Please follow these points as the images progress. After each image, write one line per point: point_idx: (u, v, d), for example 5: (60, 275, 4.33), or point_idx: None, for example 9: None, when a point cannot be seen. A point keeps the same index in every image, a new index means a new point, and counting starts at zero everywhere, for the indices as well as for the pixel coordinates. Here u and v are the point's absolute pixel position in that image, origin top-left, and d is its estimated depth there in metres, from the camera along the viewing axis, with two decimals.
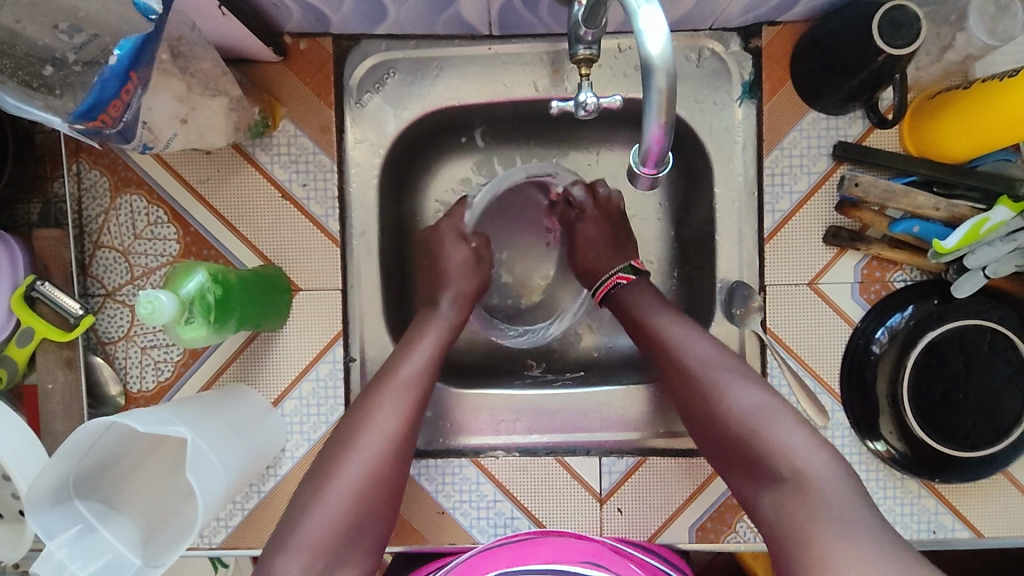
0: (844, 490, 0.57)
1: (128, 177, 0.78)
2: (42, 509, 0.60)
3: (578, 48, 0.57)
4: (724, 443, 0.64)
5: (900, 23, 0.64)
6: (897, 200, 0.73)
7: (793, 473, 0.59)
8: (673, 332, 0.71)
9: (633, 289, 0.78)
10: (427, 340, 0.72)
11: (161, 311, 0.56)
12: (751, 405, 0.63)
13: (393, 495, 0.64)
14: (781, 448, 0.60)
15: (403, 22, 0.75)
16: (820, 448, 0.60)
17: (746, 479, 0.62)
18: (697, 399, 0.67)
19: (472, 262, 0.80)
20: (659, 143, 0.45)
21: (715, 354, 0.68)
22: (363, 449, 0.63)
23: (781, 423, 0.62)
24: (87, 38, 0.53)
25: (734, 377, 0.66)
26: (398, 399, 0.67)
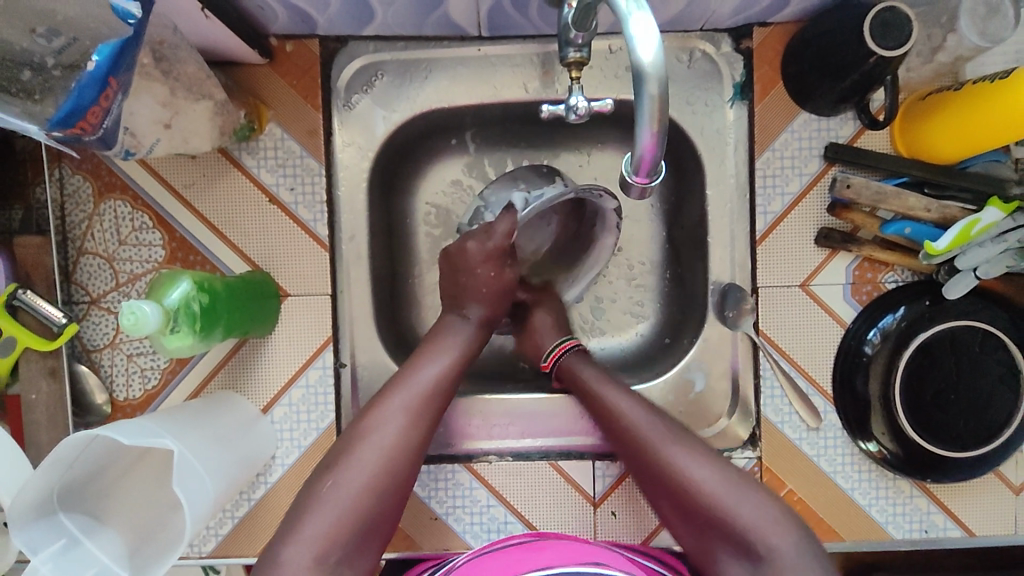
0: (818, 567, 0.56)
1: (112, 182, 0.77)
2: (26, 524, 0.59)
3: (568, 51, 0.57)
4: (689, 515, 0.63)
5: (891, 24, 0.64)
6: (889, 202, 0.73)
7: (768, 551, 0.57)
8: (621, 406, 0.70)
9: (575, 361, 0.77)
10: (444, 354, 0.69)
11: (144, 322, 0.54)
12: (710, 481, 0.62)
13: (394, 510, 0.61)
14: (748, 523, 0.59)
15: (391, 23, 0.75)
16: (786, 520, 0.59)
17: (718, 553, 0.61)
18: (657, 476, 0.65)
19: (497, 288, 0.74)
20: (652, 151, 0.44)
21: (658, 422, 0.68)
22: (378, 450, 0.60)
23: (744, 497, 0.61)
24: (65, 42, 0.51)
25: (689, 448, 0.65)
26: (416, 407, 0.64)
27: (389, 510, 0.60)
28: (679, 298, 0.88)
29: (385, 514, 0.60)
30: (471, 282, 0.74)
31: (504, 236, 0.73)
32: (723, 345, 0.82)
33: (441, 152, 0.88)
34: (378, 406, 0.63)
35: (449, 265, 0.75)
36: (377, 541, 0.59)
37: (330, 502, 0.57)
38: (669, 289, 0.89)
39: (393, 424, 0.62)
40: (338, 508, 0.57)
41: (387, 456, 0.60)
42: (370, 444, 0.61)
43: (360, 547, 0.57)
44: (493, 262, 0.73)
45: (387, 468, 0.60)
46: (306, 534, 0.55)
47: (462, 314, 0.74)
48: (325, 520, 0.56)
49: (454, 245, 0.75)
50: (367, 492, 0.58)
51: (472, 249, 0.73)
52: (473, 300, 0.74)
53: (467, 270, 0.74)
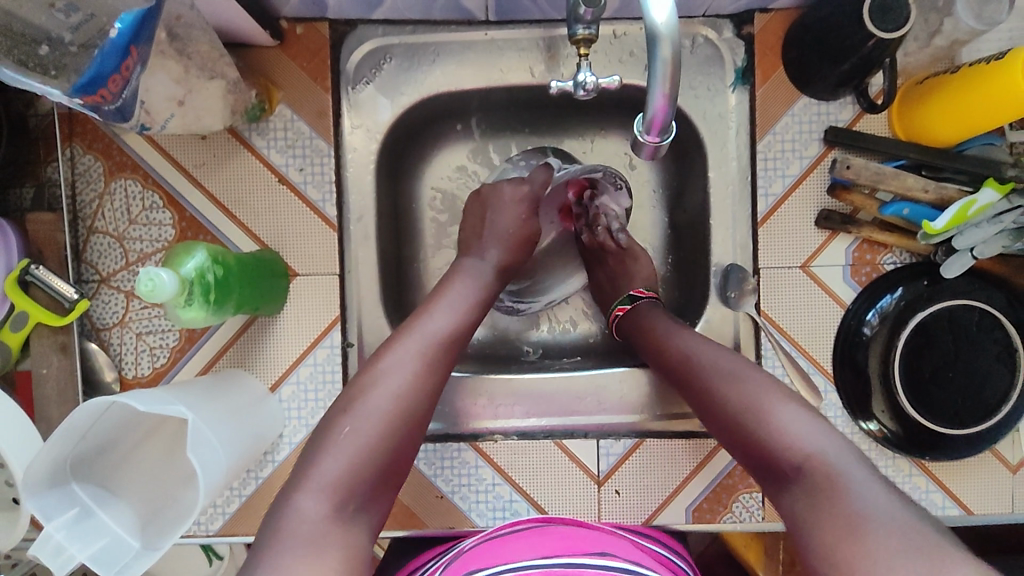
0: (856, 478, 0.54)
1: (123, 162, 0.78)
2: (40, 491, 0.59)
3: (577, 28, 0.59)
4: (733, 437, 0.62)
5: (889, 7, 0.65)
6: (887, 182, 0.74)
7: (804, 466, 0.56)
8: (675, 337, 0.70)
9: (645, 309, 0.77)
10: (462, 299, 0.70)
11: (161, 289, 0.55)
12: (751, 400, 0.61)
13: (405, 456, 0.61)
14: (788, 437, 0.58)
15: (400, 7, 0.76)
16: (828, 433, 0.58)
17: (765, 476, 0.59)
18: (702, 400, 0.65)
19: (524, 231, 0.79)
20: (664, 112, 0.47)
21: (711, 349, 0.67)
22: (393, 390, 0.60)
23: (785, 411, 0.59)
24: (83, 18, 0.52)
25: (735, 370, 0.64)
26: (431, 352, 0.64)
27: (403, 454, 0.61)
28: (681, 282, 0.90)
29: (399, 457, 0.60)
30: (500, 220, 0.78)
31: (540, 185, 0.81)
32: (724, 325, 0.83)
33: (447, 137, 0.89)
34: (392, 350, 0.63)
35: (481, 202, 0.80)
36: (391, 484, 0.60)
37: (344, 445, 0.57)
38: (671, 273, 0.91)
39: (408, 366, 0.62)
40: (351, 452, 0.57)
41: (400, 400, 0.60)
42: (382, 389, 0.60)
43: (376, 492, 0.58)
44: (525, 207, 0.80)
45: (400, 412, 0.60)
46: (319, 480, 0.55)
47: (481, 258, 0.76)
48: (340, 463, 0.56)
49: (486, 187, 0.82)
50: (384, 434, 0.59)
51: (507, 191, 0.80)
52: (494, 244, 0.77)
53: (498, 210, 0.79)
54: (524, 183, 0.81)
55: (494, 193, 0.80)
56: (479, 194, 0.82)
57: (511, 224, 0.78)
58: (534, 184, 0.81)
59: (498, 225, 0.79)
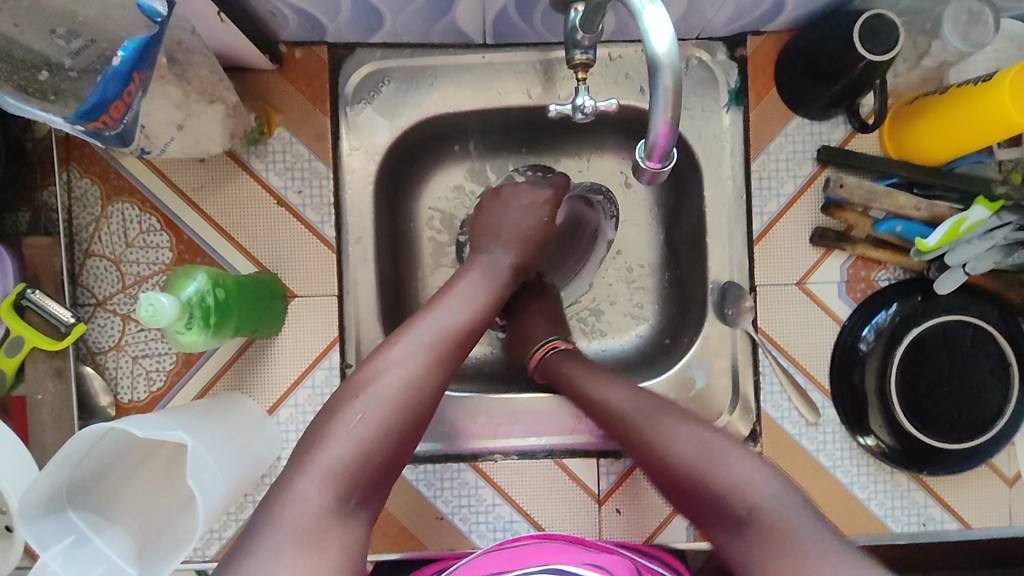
0: (803, 519, 0.53)
1: (120, 186, 0.77)
2: (36, 519, 0.59)
3: (575, 53, 0.59)
4: (672, 485, 0.61)
5: (879, 30, 0.67)
6: (880, 201, 0.76)
7: (750, 512, 0.55)
8: (608, 393, 0.70)
9: (563, 358, 0.78)
10: (478, 295, 0.70)
11: (162, 314, 0.55)
12: (687, 445, 0.60)
13: (405, 448, 0.60)
14: (727, 482, 0.57)
15: (398, 31, 0.77)
16: (769, 473, 0.57)
17: (713, 524, 0.57)
18: (639, 454, 0.64)
19: (542, 231, 0.82)
20: (665, 138, 0.47)
21: (639, 399, 0.67)
22: (395, 381, 0.60)
23: (722, 458, 0.58)
24: (83, 44, 0.53)
25: (669, 420, 0.64)
26: (435, 341, 0.63)
27: (408, 440, 0.60)
28: (679, 299, 0.90)
29: (400, 449, 0.59)
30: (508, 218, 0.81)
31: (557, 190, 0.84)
32: (722, 342, 0.84)
33: (444, 158, 0.90)
34: (401, 338, 0.63)
35: (500, 202, 0.82)
36: (392, 477, 0.59)
37: (350, 430, 0.57)
38: (668, 291, 0.92)
39: (413, 353, 0.62)
40: (359, 437, 0.56)
41: (406, 386, 0.60)
42: (390, 375, 0.60)
43: (376, 486, 0.57)
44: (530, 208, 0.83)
45: (405, 401, 0.59)
46: (318, 465, 0.55)
47: (498, 254, 0.77)
48: (341, 450, 0.56)
49: (505, 187, 0.84)
50: (388, 417, 0.58)
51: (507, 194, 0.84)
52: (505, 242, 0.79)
53: (510, 206, 0.82)
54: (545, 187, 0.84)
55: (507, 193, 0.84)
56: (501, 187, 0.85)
57: (529, 223, 0.81)
58: (555, 188, 0.84)
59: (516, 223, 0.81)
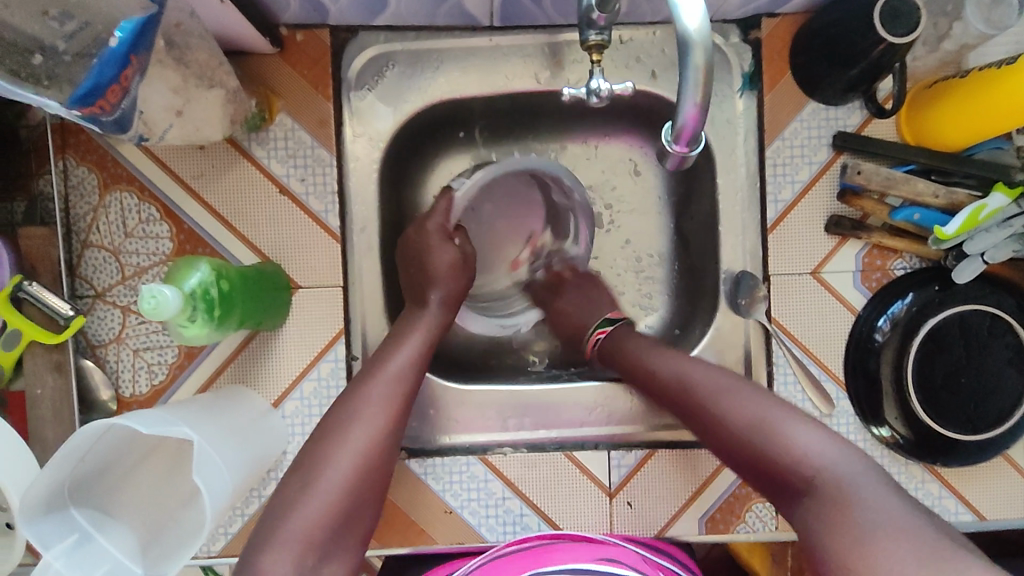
0: (865, 485, 0.53)
1: (118, 174, 0.75)
2: (37, 517, 0.57)
3: (589, 34, 0.57)
4: (746, 459, 0.61)
5: (900, 12, 0.65)
6: (898, 187, 0.74)
7: (812, 481, 0.55)
8: (672, 364, 0.70)
9: (615, 339, 0.78)
10: (414, 342, 0.71)
11: (164, 307, 0.53)
12: (757, 418, 0.61)
13: (371, 499, 0.62)
14: (796, 455, 0.57)
15: (403, 13, 0.75)
16: (835, 443, 0.57)
17: (784, 496, 0.58)
18: (704, 427, 0.65)
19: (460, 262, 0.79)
20: (694, 122, 0.45)
21: (707, 369, 0.68)
22: (351, 448, 0.61)
23: (799, 430, 0.59)
24: (78, 26, 0.51)
25: (740, 392, 0.64)
26: (382, 398, 0.65)
27: (371, 488, 0.61)
28: (689, 289, 0.88)
29: (362, 504, 0.61)
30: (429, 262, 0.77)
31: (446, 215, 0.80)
32: (734, 332, 0.82)
33: (450, 144, 0.88)
34: (348, 403, 0.64)
35: (412, 245, 0.78)
36: (360, 523, 0.60)
37: (312, 498, 0.57)
38: (678, 280, 0.90)
39: (367, 412, 0.63)
40: (323, 503, 0.57)
41: (358, 453, 0.61)
42: (342, 441, 0.61)
43: (337, 539, 0.58)
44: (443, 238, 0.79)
45: (362, 463, 0.61)
46: (282, 538, 0.55)
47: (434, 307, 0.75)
48: (302, 519, 0.56)
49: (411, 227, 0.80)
50: (353, 478, 0.60)
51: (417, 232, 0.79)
52: (436, 286, 0.76)
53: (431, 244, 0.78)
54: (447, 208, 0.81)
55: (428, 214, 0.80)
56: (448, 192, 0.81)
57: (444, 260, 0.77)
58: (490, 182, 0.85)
59: (429, 265, 0.77)
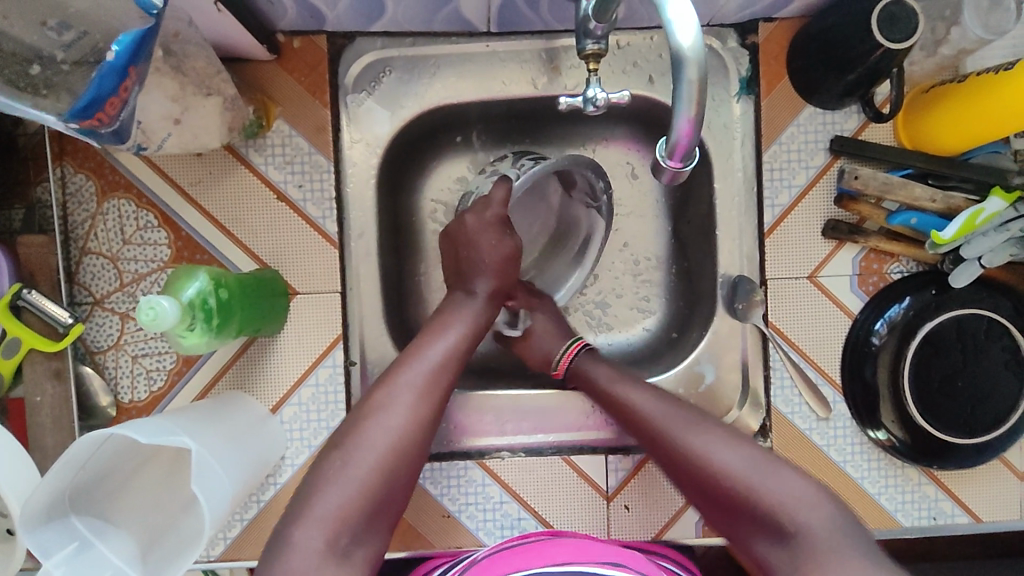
0: (843, 536, 0.56)
1: (116, 181, 0.75)
2: (38, 526, 0.57)
3: (586, 43, 0.57)
4: (722, 504, 0.62)
5: (897, 18, 0.65)
6: (896, 192, 0.73)
7: (792, 529, 0.57)
8: (640, 400, 0.71)
9: (588, 358, 0.77)
10: (452, 330, 0.69)
11: (163, 318, 0.53)
12: (731, 462, 0.63)
13: (407, 483, 0.61)
14: (770, 502, 0.59)
15: (400, 20, 0.75)
16: (811, 490, 0.60)
17: (750, 537, 0.61)
18: (674, 463, 0.66)
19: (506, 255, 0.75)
20: (688, 136, 0.45)
21: (673, 411, 0.69)
22: (388, 428, 0.61)
23: (772, 474, 0.61)
24: (76, 36, 0.51)
25: (706, 433, 0.66)
26: (424, 383, 0.64)
27: (405, 480, 0.60)
28: (686, 292, 0.88)
29: (399, 486, 0.60)
30: (477, 256, 0.74)
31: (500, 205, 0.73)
32: (731, 337, 0.82)
33: (448, 149, 0.88)
34: (386, 384, 0.64)
35: (455, 238, 0.75)
36: (393, 509, 0.60)
37: (346, 480, 0.57)
38: (675, 283, 0.90)
39: (407, 398, 0.63)
40: (350, 484, 0.57)
41: (396, 434, 0.61)
42: (380, 420, 0.61)
43: (371, 523, 0.58)
44: (496, 231, 0.74)
45: (397, 445, 0.60)
46: (317, 514, 0.55)
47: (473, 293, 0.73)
48: (336, 498, 0.56)
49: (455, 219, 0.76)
50: (384, 459, 0.59)
51: (472, 220, 0.74)
52: (480, 275, 0.74)
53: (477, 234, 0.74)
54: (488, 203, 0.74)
55: (482, 201, 0.74)
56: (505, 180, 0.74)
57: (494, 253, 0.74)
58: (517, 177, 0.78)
59: (478, 258, 0.74)
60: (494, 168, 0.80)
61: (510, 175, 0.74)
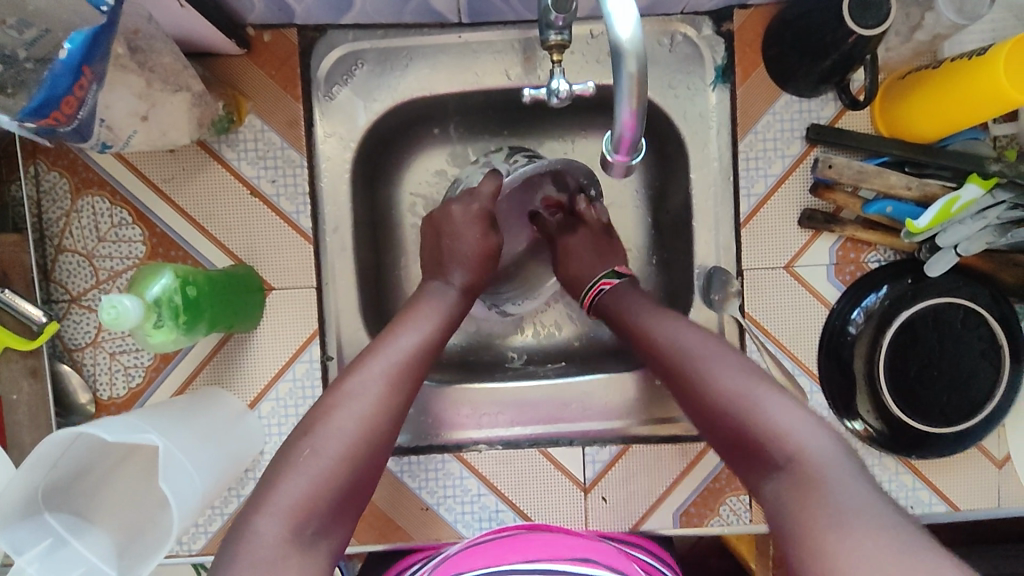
0: (843, 473, 0.52)
1: (89, 178, 0.75)
2: (11, 524, 0.58)
3: (549, 34, 0.56)
4: (722, 428, 0.60)
5: (869, 3, 0.64)
6: (870, 180, 0.73)
7: (787, 459, 0.54)
8: (662, 328, 0.68)
9: (619, 293, 0.75)
10: (426, 322, 0.68)
11: (125, 316, 0.55)
12: (736, 387, 0.59)
13: (373, 474, 0.60)
14: (769, 427, 0.56)
15: (369, 11, 0.74)
16: (813, 425, 0.55)
17: (747, 464, 0.57)
18: (686, 392, 0.63)
19: (485, 250, 0.76)
20: (631, 129, 0.46)
21: (691, 337, 0.66)
22: (354, 413, 0.60)
23: (770, 403, 0.57)
24: (37, 33, 0.51)
25: (722, 361, 0.62)
26: (394, 371, 0.63)
27: (370, 469, 0.60)
28: (665, 283, 0.88)
29: (367, 474, 0.59)
30: (459, 246, 0.75)
31: (488, 197, 0.75)
32: (709, 327, 0.83)
33: (424, 141, 0.87)
34: (357, 371, 0.62)
35: (435, 228, 0.77)
36: (358, 500, 0.59)
37: (309, 468, 0.56)
38: (655, 275, 0.89)
39: (375, 386, 0.61)
40: (315, 474, 0.56)
41: (365, 422, 0.60)
42: (351, 410, 0.60)
43: (337, 514, 0.57)
44: (481, 225, 0.75)
45: (366, 436, 0.59)
46: (281, 504, 0.54)
47: (446, 282, 0.73)
48: (302, 486, 0.55)
49: (438, 211, 0.78)
50: (351, 449, 0.58)
51: (459, 212, 0.75)
52: (457, 266, 0.74)
53: (457, 227, 0.75)
54: (473, 199, 0.76)
55: (470, 194, 0.76)
56: (495, 175, 0.76)
57: (472, 245, 0.75)
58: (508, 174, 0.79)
59: (458, 248, 0.75)
60: (486, 161, 0.82)
61: (502, 171, 0.78)
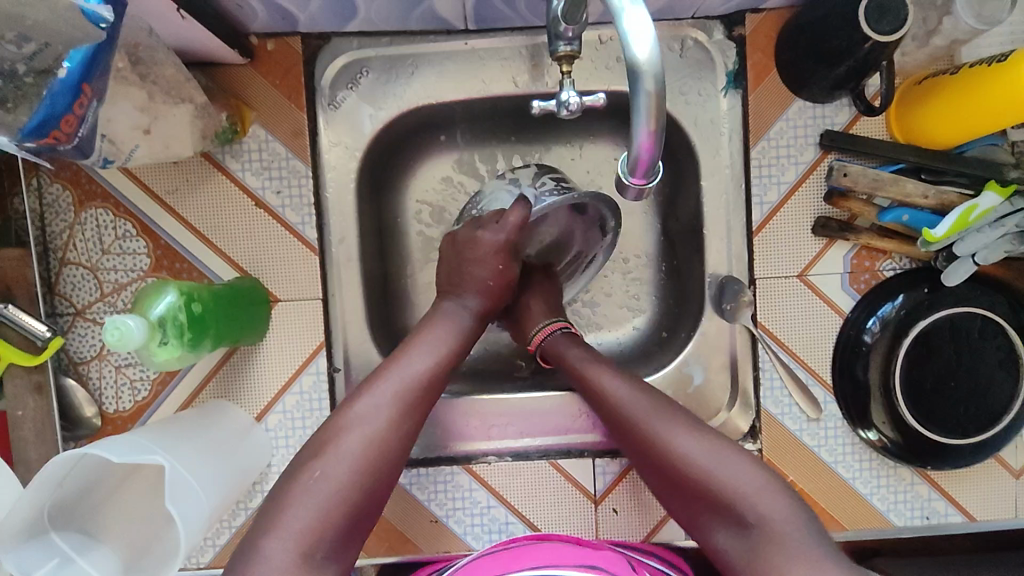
0: (804, 530, 0.54)
1: (92, 190, 0.75)
2: (17, 544, 0.58)
3: (558, 45, 0.55)
4: (681, 490, 0.61)
5: (887, 8, 0.62)
6: (886, 188, 0.72)
7: (753, 518, 0.56)
8: (611, 387, 0.67)
9: (563, 340, 0.73)
10: (438, 343, 0.67)
11: (128, 337, 0.54)
12: (694, 449, 0.60)
13: (379, 500, 0.59)
14: (733, 488, 0.57)
15: (374, 19, 0.72)
16: (770, 483, 0.58)
17: (708, 521, 0.59)
18: (645, 454, 0.63)
19: (503, 282, 0.74)
20: (648, 151, 0.44)
21: (640, 396, 0.66)
22: (362, 438, 0.59)
23: (727, 462, 0.59)
24: (37, 48, 0.48)
25: (676, 424, 0.62)
26: (404, 396, 0.62)
27: (377, 496, 0.59)
28: (676, 291, 0.86)
29: (374, 500, 0.58)
30: (479, 270, 0.73)
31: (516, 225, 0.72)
32: (720, 336, 0.81)
33: (430, 148, 0.85)
34: (366, 395, 0.62)
35: (457, 251, 0.74)
36: (366, 526, 0.58)
37: (317, 493, 0.55)
38: (666, 282, 0.88)
39: (383, 412, 0.61)
40: (322, 497, 0.55)
41: (373, 447, 0.59)
42: (358, 432, 0.59)
43: (346, 540, 0.56)
44: (503, 256, 0.73)
45: (374, 459, 0.59)
46: (289, 527, 0.53)
47: (461, 303, 0.72)
48: (311, 511, 0.54)
49: (463, 232, 0.75)
50: (358, 473, 0.57)
51: (486, 239, 0.72)
52: (474, 290, 0.73)
53: (475, 255, 0.73)
54: (499, 228, 0.73)
55: (497, 219, 0.73)
56: (524, 203, 0.73)
57: (490, 275, 0.73)
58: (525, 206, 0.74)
59: (477, 275, 0.73)
60: (513, 178, 0.79)
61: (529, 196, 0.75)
